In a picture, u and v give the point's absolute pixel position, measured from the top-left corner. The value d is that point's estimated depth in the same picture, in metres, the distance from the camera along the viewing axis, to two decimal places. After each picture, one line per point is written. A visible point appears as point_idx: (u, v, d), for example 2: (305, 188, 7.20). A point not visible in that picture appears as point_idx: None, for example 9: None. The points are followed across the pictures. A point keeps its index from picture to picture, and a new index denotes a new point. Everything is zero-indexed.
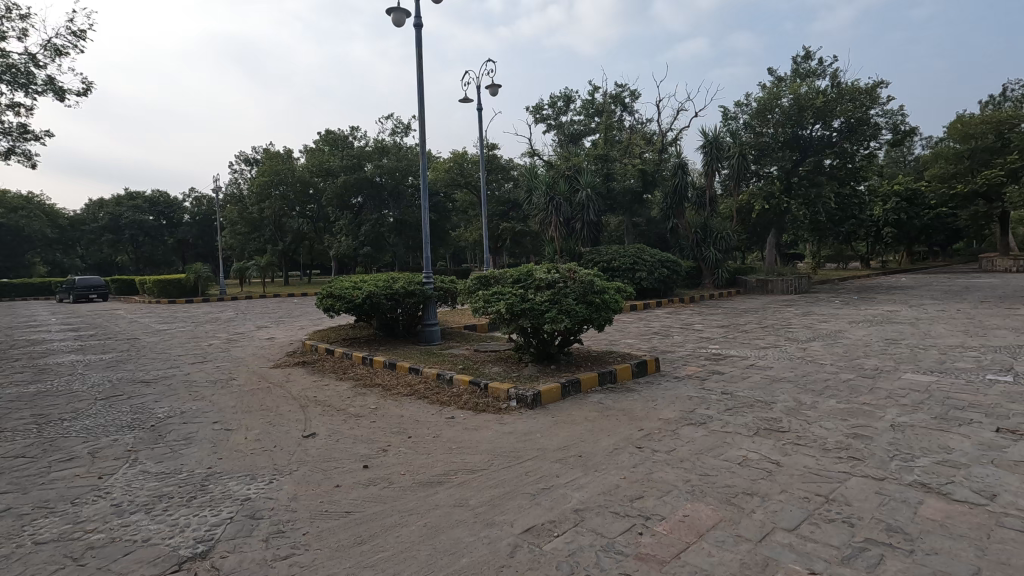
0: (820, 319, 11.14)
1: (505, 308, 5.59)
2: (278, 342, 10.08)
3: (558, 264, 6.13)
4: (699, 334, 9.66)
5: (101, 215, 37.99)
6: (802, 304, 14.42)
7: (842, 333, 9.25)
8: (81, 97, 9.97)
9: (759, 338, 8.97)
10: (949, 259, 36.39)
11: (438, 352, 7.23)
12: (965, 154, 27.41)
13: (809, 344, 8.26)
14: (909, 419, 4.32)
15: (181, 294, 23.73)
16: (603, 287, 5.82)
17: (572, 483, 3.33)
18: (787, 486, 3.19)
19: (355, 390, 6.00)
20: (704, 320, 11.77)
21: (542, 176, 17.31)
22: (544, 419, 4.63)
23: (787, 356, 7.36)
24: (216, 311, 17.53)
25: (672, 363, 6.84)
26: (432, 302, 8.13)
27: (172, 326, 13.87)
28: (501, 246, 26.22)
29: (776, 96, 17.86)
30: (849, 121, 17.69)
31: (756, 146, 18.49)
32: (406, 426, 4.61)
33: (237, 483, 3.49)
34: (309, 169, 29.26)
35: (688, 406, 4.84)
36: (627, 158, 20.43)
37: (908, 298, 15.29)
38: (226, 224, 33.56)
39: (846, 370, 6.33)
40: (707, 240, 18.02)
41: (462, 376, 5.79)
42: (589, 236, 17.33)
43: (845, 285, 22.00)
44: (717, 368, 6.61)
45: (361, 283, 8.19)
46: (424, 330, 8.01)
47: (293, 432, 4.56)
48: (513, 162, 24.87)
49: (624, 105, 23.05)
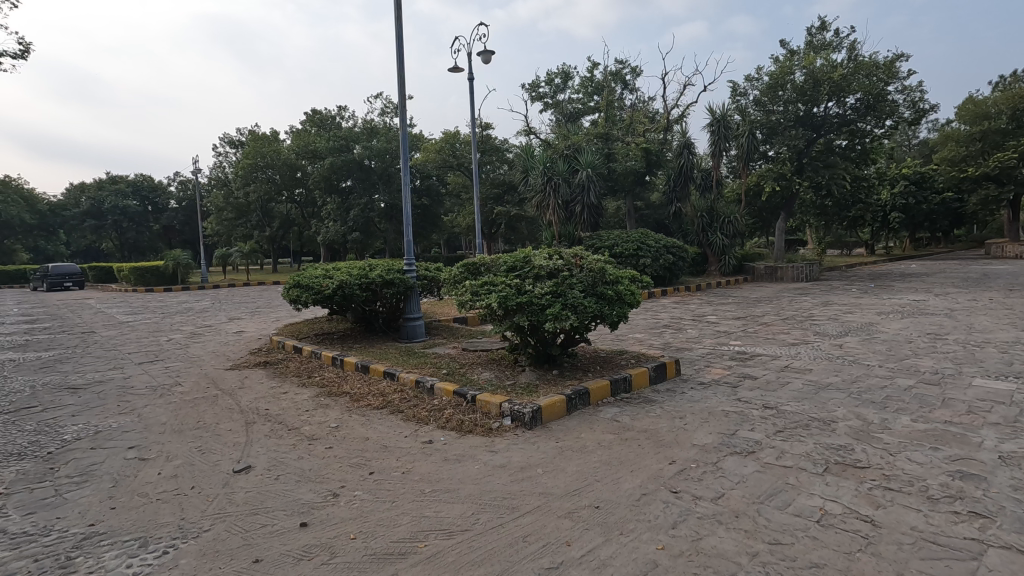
0: (843, 310, 10.16)
1: (497, 302, 4.54)
2: (245, 337, 9.03)
3: (560, 249, 5.11)
4: (714, 327, 8.67)
5: (83, 200, 36.70)
6: (816, 292, 13.53)
7: (875, 326, 8.27)
8: (19, 60, 8.77)
9: (782, 333, 7.98)
10: (953, 246, 35.55)
11: (420, 352, 6.18)
12: (977, 136, 26.38)
13: (843, 339, 7.28)
14: (1019, 447, 3.34)
15: (160, 283, 22.58)
16: (616, 277, 4.80)
17: (591, 558, 2.33)
18: (902, 567, 2.21)
19: (317, 400, 4.97)
20: (716, 310, 10.78)
21: (540, 156, 16.22)
22: (546, 445, 3.63)
23: (823, 354, 6.38)
24: (190, 301, 16.46)
25: (693, 365, 5.85)
26: (415, 293, 7.09)
27: (138, 316, 12.80)
28: (497, 232, 25.17)
29: (787, 72, 16.74)
30: (865, 97, 16.43)
31: (766, 124, 17.36)
32: (368, 456, 3.61)
33: (115, 556, 2.48)
34: (295, 151, 28.02)
35: (726, 427, 3.83)
36: (630, 137, 19.35)
37: (928, 286, 14.34)
38: (211, 210, 32.35)
39: (900, 374, 5.35)
40: (713, 225, 17.07)
41: (445, 384, 4.79)
42: (590, 220, 16.20)
43: (856, 272, 21.05)
44: (747, 371, 5.64)
45: (334, 271, 7.14)
46: (405, 325, 7.00)
47: (222, 465, 3.53)
48: (509, 143, 23.74)
49: (626, 83, 21.89)
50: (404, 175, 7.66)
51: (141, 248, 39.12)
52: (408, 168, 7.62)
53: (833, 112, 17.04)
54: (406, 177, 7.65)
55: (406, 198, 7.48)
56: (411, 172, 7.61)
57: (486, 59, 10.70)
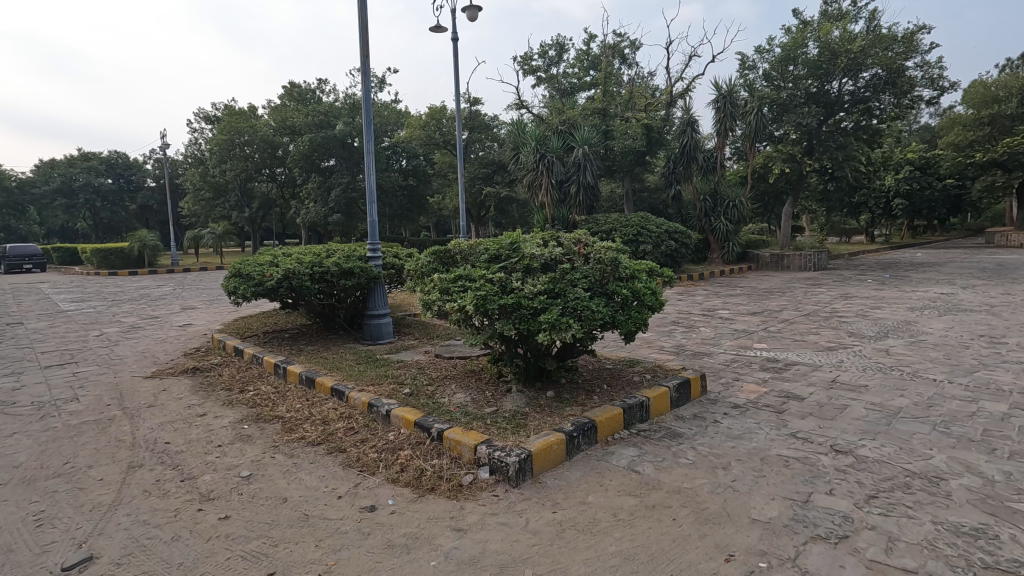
0: (869, 305, 9.07)
1: (473, 305, 3.35)
2: (188, 331, 7.79)
3: (557, 234, 3.93)
4: (730, 325, 7.59)
5: (53, 177, 34.83)
6: (829, 283, 12.50)
7: (915, 326, 7.18)
8: None
9: (811, 334, 6.88)
10: (950, 234, 34.69)
11: (382, 359, 5.01)
12: (986, 120, 25.18)
13: (888, 343, 6.20)
14: None
15: (125, 266, 21.16)
16: (632, 272, 3.65)
17: None
18: None
19: (237, 430, 3.79)
20: (727, 304, 9.67)
21: (531, 130, 14.89)
22: (540, 522, 2.48)
23: (873, 364, 5.27)
24: (151, 286, 15.13)
25: (719, 379, 4.72)
26: (381, 286, 5.89)
27: (83, 304, 11.46)
28: (486, 215, 23.86)
29: (799, 43, 15.48)
30: (882, 72, 15.16)
31: (776, 100, 16.01)
32: (277, 538, 2.44)
33: None
34: (274, 127, 26.45)
35: (792, 488, 2.71)
36: (630, 112, 17.98)
37: (948, 277, 13.28)
38: (188, 188, 30.77)
39: (983, 395, 4.24)
40: (716, 210, 15.95)
41: (405, 411, 3.63)
42: (586, 202, 14.99)
43: (864, 261, 19.93)
44: (788, 388, 4.54)
45: (282, 257, 5.90)
46: (369, 324, 5.81)
47: (51, 554, 2.35)
48: (499, 120, 22.35)
49: (624, 58, 20.53)
50: (366, 139, 6.29)
51: (117, 227, 37.38)
52: (371, 132, 6.26)
53: (845, 89, 15.76)
54: (369, 142, 6.28)
55: (369, 169, 6.18)
56: (375, 136, 6.26)
57: (472, 16, 9.38)
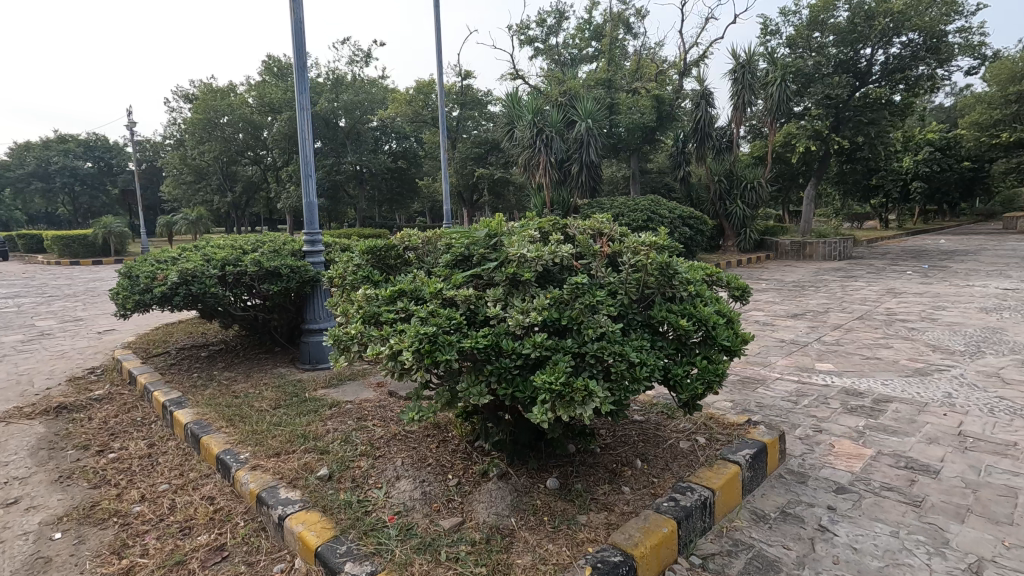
0: (930, 305, 7.60)
1: (415, 349, 1.84)
2: (102, 342, 6.28)
3: (563, 220, 2.41)
4: (772, 333, 6.13)
5: (28, 161, 33.03)
6: (863, 275, 11.05)
7: (1007, 335, 5.70)
8: None
9: (882, 347, 5.41)
10: (962, 219, 33.17)
11: (312, 399, 3.52)
12: (1013, 97, 22.64)
13: (993, 363, 4.73)
14: None
15: (91, 254, 19.59)
16: (694, 288, 2.18)
17: None
18: None
19: (39, 547, 2.29)
20: (758, 302, 8.21)
21: (526, 103, 13.25)
22: None
23: (998, 401, 3.79)
24: (107, 279, 13.55)
25: (796, 433, 3.26)
26: (321, 291, 4.40)
27: (13, 301, 9.95)
28: (480, 199, 22.27)
29: (828, 5, 13.88)
30: (920, 35, 13.46)
31: (796, 70, 14.41)
32: None
33: None
34: (254, 106, 24.68)
35: None
36: (638, 85, 16.30)
37: (995, 268, 11.83)
38: (167, 171, 29.07)
39: None
40: (732, 192, 14.44)
41: (307, 520, 2.14)
42: (588, 184, 13.51)
43: (888, 248, 18.37)
44: (901, 448, 3.07)
45: (188, 253, 4.38)
46: (305, 342, 4.32)
47: None
48: (495, 96, 20.63)
49: (629, 27, 18.72)
50: (297, 89, 4.54)
51: (97, 211, 35.60)
52: (304, 82, 4.52)
53: (876, 58, 14.14)
54: (301, 95, 4.54)
55: (303, 134, 4.52)
56: (309, 87, 4.53)
57: None
